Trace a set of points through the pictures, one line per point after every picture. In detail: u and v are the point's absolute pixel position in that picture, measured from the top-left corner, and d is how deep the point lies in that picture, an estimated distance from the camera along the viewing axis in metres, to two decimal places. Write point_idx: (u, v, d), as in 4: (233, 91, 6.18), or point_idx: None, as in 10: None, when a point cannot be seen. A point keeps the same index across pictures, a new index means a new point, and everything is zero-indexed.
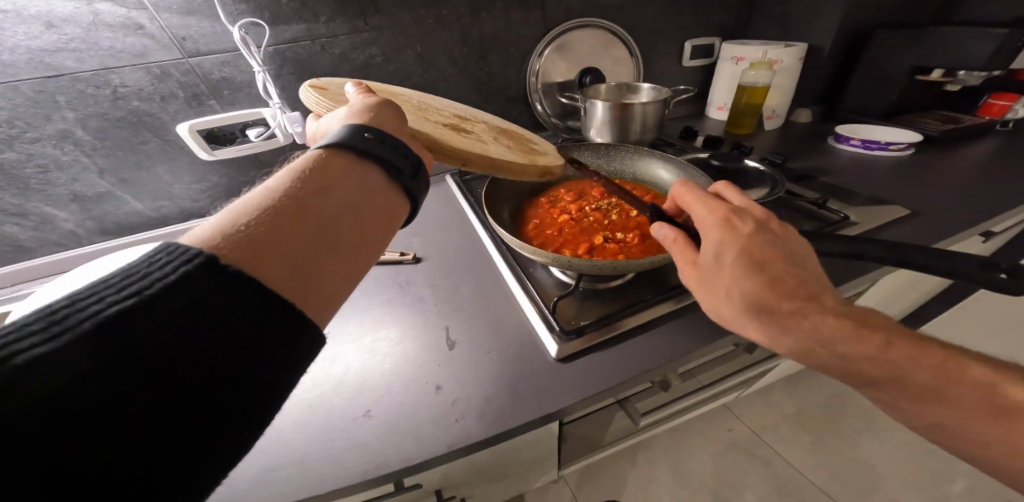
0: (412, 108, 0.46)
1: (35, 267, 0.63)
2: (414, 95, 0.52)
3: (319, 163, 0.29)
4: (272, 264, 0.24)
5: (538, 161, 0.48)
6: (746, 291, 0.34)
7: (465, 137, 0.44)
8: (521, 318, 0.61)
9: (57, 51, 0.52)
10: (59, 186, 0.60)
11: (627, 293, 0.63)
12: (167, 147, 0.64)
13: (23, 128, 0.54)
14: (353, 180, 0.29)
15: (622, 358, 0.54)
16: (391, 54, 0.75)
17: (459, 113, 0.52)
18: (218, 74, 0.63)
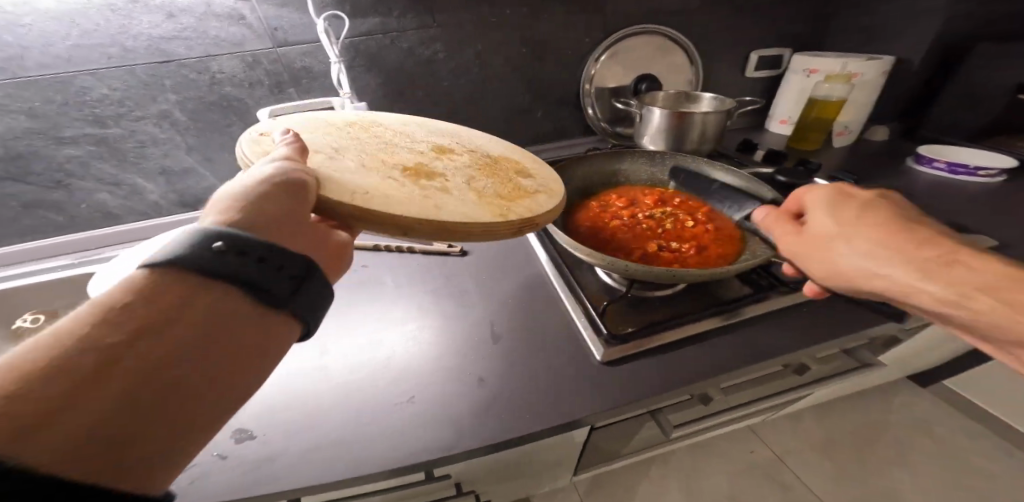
0: (374, 150, 0.44)
1: (117, 235, 0.68)
2: (398, 125, 0.52)
3: (148, 292, 0.23)
4: (50, 434, 0.17)
5: (513, 211, 0.41)
6: (872, 238, 0.36)
7: (420, 188, 0.40)
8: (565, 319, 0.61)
9: (172, 39, 0.57)
10: (152, 159, 0.65)
11: (675, 304, 0.62)
12: (248, 130, 0.68)
13: (130, 107, 0.59)
14: (200, 308, 0.24)
15: (672, 367, 0.53)
16: (454, 51, 0.77)
17: (431, 150, 0.48)
18: (299, 63, 0.67)
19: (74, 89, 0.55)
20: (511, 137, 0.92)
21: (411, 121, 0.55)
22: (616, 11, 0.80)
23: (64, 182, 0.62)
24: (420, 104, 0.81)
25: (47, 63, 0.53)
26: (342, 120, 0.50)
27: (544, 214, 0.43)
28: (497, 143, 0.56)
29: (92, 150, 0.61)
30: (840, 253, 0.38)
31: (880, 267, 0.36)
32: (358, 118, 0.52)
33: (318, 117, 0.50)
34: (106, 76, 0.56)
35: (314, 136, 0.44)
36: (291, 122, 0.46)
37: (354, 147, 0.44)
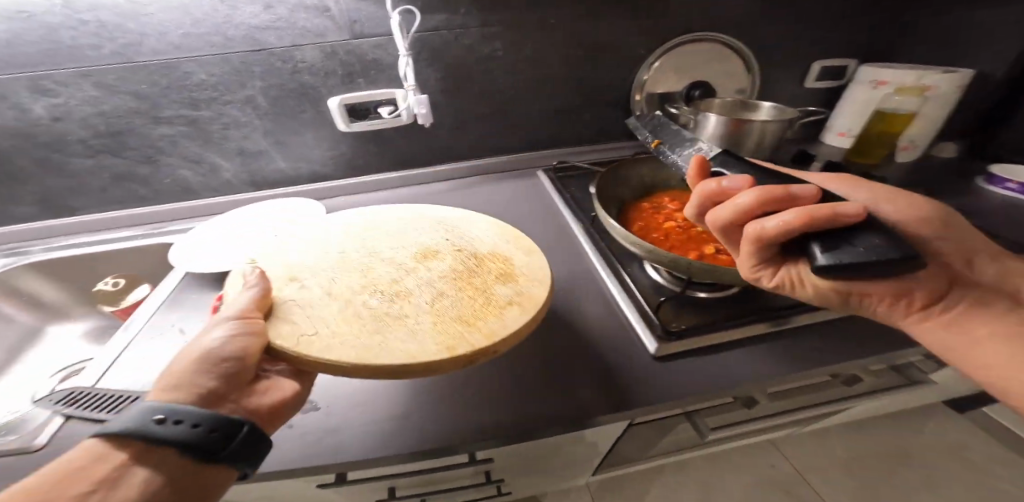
0: (359, 272, 0.53)
1: (196, 208, 0.77)
2: (401, 229, 0.63)
3: (102, 456, 0.30)
4: None
5: (463, 342, 0.43)
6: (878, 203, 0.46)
7: (376, 319, 0.46)
8: (614, 313, 0.60)
9: (267, 29, 0.63)
10: (233, 141, 0.73)
11: (728, 305, 0.60)
12: (318, 117, 0.75)
13: (221, 92, 0.67)
14: (139, 473, 0.30)
15: (727, 366, 0.52)
16: (513, 49, 0.79)
17: (411, 259, 0.56)
18: (371, 55, 0.71)
19: (178, 73, 0.63)
20: (558, 136, 0.93)
21: (401, 218, 0.66)
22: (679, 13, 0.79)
23: (155, 158, 0.70)
24: (474, 99, 0.83)
25: (159, 50, 0.60)
26: (349, 231, 0.62)
27: (499, 341, 0.44)
28: (487, 235, 0.62)
29: (183, 129, 0.69)
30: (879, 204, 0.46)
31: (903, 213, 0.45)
32: (360, 223, 0.64)
33: (332, 223, 0.63)
34: (205, 63, 0.63)
35: (315, 259, 0.55)
36: (303, 241, 0.58)
37: (343, 269, 0.53)
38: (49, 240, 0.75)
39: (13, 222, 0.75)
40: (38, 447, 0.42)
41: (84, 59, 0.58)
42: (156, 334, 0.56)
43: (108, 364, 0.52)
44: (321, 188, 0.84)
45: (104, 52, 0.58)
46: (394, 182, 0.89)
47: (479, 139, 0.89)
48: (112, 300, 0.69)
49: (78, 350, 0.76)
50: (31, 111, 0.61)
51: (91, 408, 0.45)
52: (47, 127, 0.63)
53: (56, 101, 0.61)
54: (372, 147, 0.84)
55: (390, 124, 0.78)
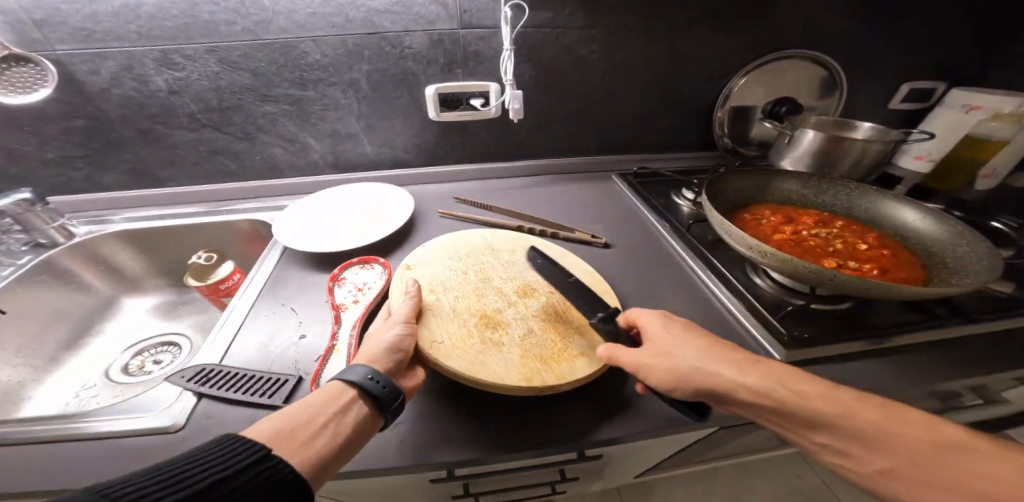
0: (472, 292, 0.56)
1: (285, 186, 0.81)
2: (508, 248, 0.65)
3: (337, 387, 0.40)
4: (291, 450, 0.34)
5: (543, 375, 0.46)
6: (692, 353, 0.42)
7: (481, 341, 0.49)
8: (731, 317, 0.59)
9: (385, 12, 0.66)
10: (327, 123, 0.76)
11: (851, 317, 0.57)
12: (412, 103, 0.78)
13: (330, 73, 0.70)
14: (357, 406, 0.39)
15: (859, 377, 0.50)
16: (609, 51, 0.77)
17: (515, 292, 0.56)
18: (473, 46, 0.73)
19: (296, 53, 0.67)
20: (637, 144, 0.91)
21: (518, 240, 0.66)
22: (787, 24, 0.77)
23: (252, 135, 0.74)
24: (563, 99, 0.82)
25: (284, 30, 0.64)
26: (470, 249, 0.63)
27: (566, 380, 0.46)
28: (585, 268, 0.62)
29: (286, 108, 0.73)
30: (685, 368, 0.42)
31: (712, 362, 0.41)
32: (481, 242, 0.65)
33: (463, 237, 0.66)
34: (321, 43, 0.67)
35: (431, 274, 0.58)
36: (419, 256, 0.61)
37: (456, 287, 0.56)
38: (137, 209, 0.76)
39: (95, 191, 0.75)
40: (181, 425, 0.41)
41: (216, 35, 0.63)
42: (269, 314, 0.55)
43: (231, 338, 0.51)
44: (398, 174, 0.87)
45: (235, 28, 0.62)
46: (468, 175, 0.89)
47: (558, 139, 0.88)
48: (201, 275, 0.69)
49: (152, 325, 0.75)
50: (152, 83, 0.65)
51: (222, 387, 0.44)
52: (162, 98, 0.67)
53: (179, 74, 0.65)
54: (453, 140, 0.85)
55: (477, 116, 0.80)
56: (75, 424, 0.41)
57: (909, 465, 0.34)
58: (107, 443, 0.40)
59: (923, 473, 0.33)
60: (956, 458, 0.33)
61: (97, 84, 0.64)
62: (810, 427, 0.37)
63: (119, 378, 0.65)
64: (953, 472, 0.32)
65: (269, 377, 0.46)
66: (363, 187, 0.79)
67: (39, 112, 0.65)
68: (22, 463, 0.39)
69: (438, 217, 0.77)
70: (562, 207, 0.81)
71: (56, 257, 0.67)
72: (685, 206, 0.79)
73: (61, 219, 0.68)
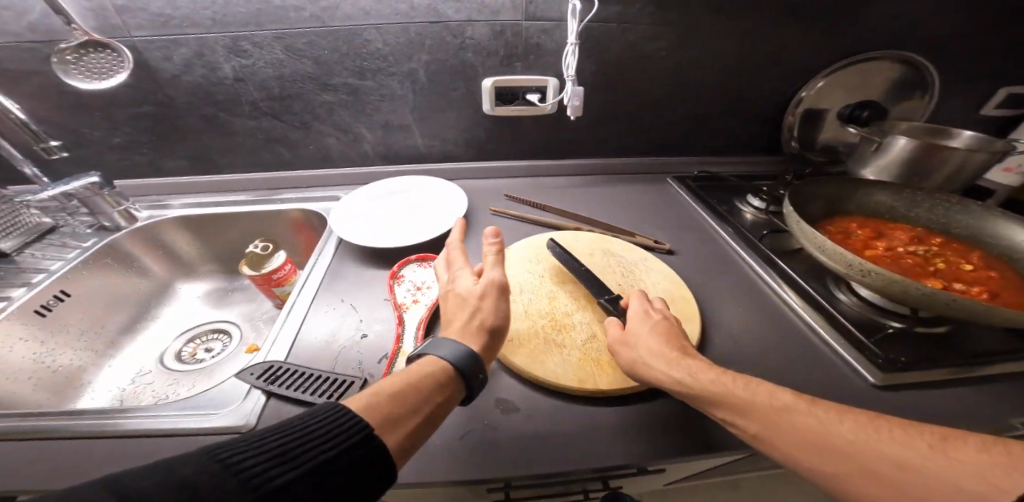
0: (544, 294, 0.55)
1: (338, 175, 0.83)
2: (581, 249, 0.63)
3: (435, 366, 0.39)
4: (393, 432, 0.34)
5: (598, 379, 0.45)
6: (653, 344, 0.44)
7: (544, 341, 0.49)
8: (812, 332, 0.54)
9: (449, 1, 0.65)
10: (382, 113, 0.77)
11: (955, 344, 0.52)
12: (467, 95, 0.76)
13: (390, 63, 0.71)
14: (451, 391, 0.38)
15: (966, 406, 0.46)
16: (679, 47, 0.71)
17: (585, 297, 0.55)
18: (535, 39, 0.70)
19: (358, 41, 0.68)
20: (697, 145, 0.86)
21: (600, 244, 0.63)
22: (881, 19, 0.70)
23: (308, 124, 0.76)
24: (624, 96, 0.77)
25: (349, 16, 0.65)
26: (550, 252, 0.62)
27: (620, 387, 0.45)
28: (660, 274, 0.58)
29: (343, 98, 0.74)
30: (639, 347, 0.44)
31: (666, 351, 0.43)
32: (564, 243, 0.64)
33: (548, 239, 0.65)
34: (384, 31, 0.67)
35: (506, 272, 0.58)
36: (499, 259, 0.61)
37: (526, 289, 0.56)
38: (196, 195, 0.79)
39: (159, 176, 0.78)
40: (254, 425, 0.41)
41: (284, 22, 0.64)
42: (328, 309, 0.54)
43: (294, 337, 0.51)
44: (446, 168, 0.85)
45: (303, 15, 0.64)
46: (517, 172, 0.86)
47: (614, 138, 0.83)
48: (256, 265, 0.69)
49: (204, 311, 0.75)
50: (220, 71, 0.67)
51: (290, 386, 0.43)
52: (228, 86, 0.69)
53: (246, 61, 0.67)
54: (504, 136, 0.82)
55: (533, 111, 0.77)
56: (145, 420, 0.41)
57: (768, 427, 0.36)
58: (181, 441, 0.39)
59: (780, 434, 0.35)
60: (805, 420, 0.35)
61: (169, 71, 0.66)
62: (705, 401, 0.39)
63: (173, 365, 0.66)
64: (805, 433, 0.34)
65: (334, 378, 0.45)
66: (414, 180, 0.77)
67: (112, 98, 0.67)
68: (98, 459, 0.38)
69: (490, 215, 0.74)
70: (617, 208, 0.77)
71: (118, 242, 0.68)
72: (748, 212, 0.73)
73: (125, 205, 0.69)
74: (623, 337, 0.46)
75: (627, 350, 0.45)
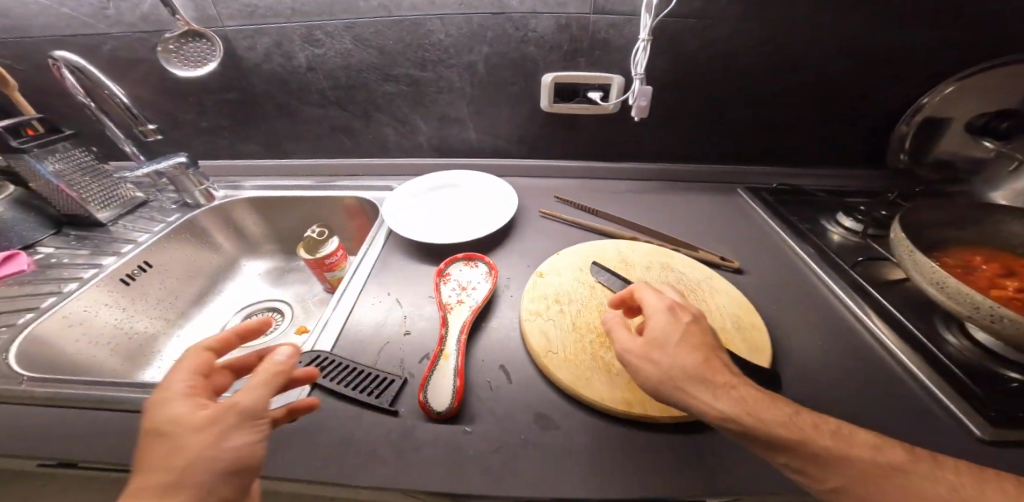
0: (593, 306, 0.52)
1: (393, 165, 0.84)
2: (638, 261, 0.58)
3: None
4: None
5: (647, 404, 0.41)
6: (686, 362, 0.37)
7: (591, 358, 0.46)
8: (910, 378, 0.46)
9: None
10: (439, 105, 0.77)
11: None
12: (526, 90, 0.73)
13: (450, 55, 0.70)
14: None
15: None
16: (768, 44, 0.63)
17: (639, 313, 0.50)
18: (603, 34, 0.65)
19: (422, 31, 0.67)
20: (776, 152, 0.77)
21: (657, 256, 0.58)
22: None
23: (369, 114, 0.78)
24: (698, 97, 0.70)
25: (414, 7, 0.65)
26: (603, 261, 0.58)
27: (672, 416, 0.40)
28: (727, 293, 0.52)
29: (404, 89, 0.74)
30: (669, 364, 0.37)
31: (697, 372, 0.36)
32: (618, 254, 0.59)
33: (603, 248, 0.60)
34: (448, 21, 0.66)
35: (556, 279, 0.56)
36: (550, 262, 0.59)
37: (576, 300, 0.53)
38: (264, 178, 0.84)
39: (234, 158, 0.84)
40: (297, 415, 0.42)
41: (353, 12, 0.65)
42: (374, 302, 0.55)
43: (341, 326, 0.51)
44: (498, 164, 0.84)
45: (372, 4, 0.64)
46: (570, 172, 0.83)
47: (681, 143, 0.77)
48: (311, 250, 0.72)
49: (263, 289, 0.80)
50: (295, 59, 0.70)
51: (333, 379, 0.44)
52: (301, 74, 0.72)
53: (319, 51, 0.69)
54: (561, 134, 0.79)
55: (594, 110, 0.73)
56: None
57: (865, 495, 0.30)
58: None
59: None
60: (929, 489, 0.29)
61: (252, 59, 0.70)
62: (763, 441, 0.33)
63: None
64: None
65: (374, 374, 0.45)
66: (466, 175, 0.77)
67: (201, 85, 0.72)
68: None
69: (540, 217, 0.72)
70: (678, 220, 0.71)
71: (197, 218, 0.74)
72: (835, 233, 0.64)
73: (205, 185, 0.74)
74: (645, 350, 0.38)
75: (651, 364, 0.38)
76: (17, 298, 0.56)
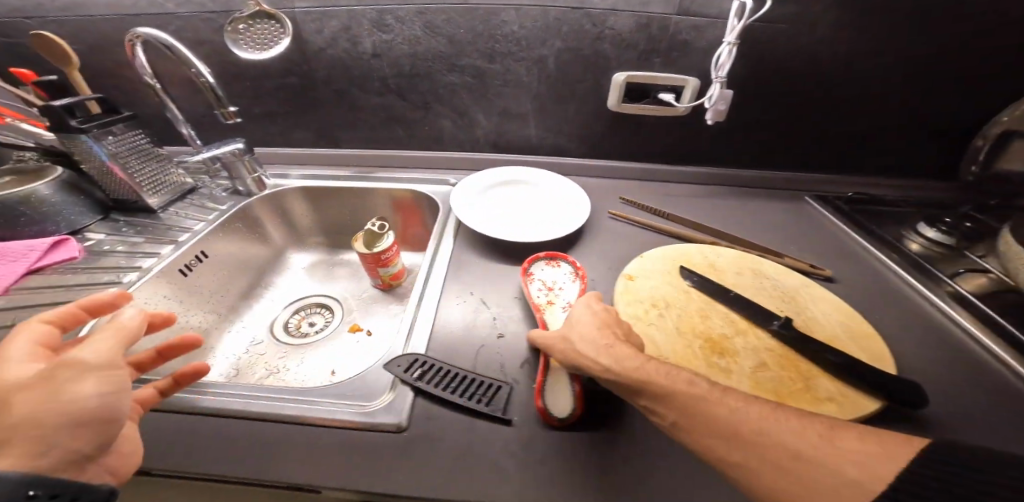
0: (694, 312, 0.49)
1: (448, 158, 0.81)
2: (728, 264, 0.57)
3: None
4: None
5: None
6: (595, 336, 0.39)
7: (706, 365, 0.43)
8: None
9: None
10: (502, 100, 0.73)
11: None
12: (594, 88, 0.71)
13: (521, 47, 0.67)
14: None
15: None
16: (851, 50, 0.62)
17: (743, 320, 0.48)
18: (682, 36, 0.62)
19: (495, 21, 0.64)
20: (843, 160, 0.76)
21: (746, 263, 0.56)
22: None
23: (429, 105, 0.75)
24: (772, 101, 0.69)
25: None
26: (691, 264, 0.57)
27: None
28: (828, 301, 0.51)
29: (468, 80, 0.71)
30: (586, 342, 0.39)
31: (609, 347, 0.37)
32: (704, 259, 0.57)
33: (687, 253, 0.58)
34: (523, 13, 0.63)
35: (648, 281, 0.54)
36: (636, 263, 0.57)
37: (675, 304, 0.50)
38: (315, 167, 0.80)
39: (289, 146, 0.81)
40: (407, 425, 0.39)
41: None
42: (459, 302, 0.52)
43: (430, 326, 0.49)
44: (557, 162, 0.81)
45: None
46: (630, 173, 0.81)
47: (748, 146, 0.76)
48: (372, 243, 0.68)
49: (311, 284, 0.76)
50: (361, 45, 0.67)
51: (436, 384, 0.42)
52: (365, 61, 0.69)
53: (386, 37, 0.66)
54: (626, 134, 0.77)
55: (663, 112, 0.70)
56: (298, 406, 0.40)
57: None
58: (337, 431, 0.39)
59: None
60: None
61: (317, 43, 0.67)
62: (630, 389, 0.34)
63: (281, 335, 0.68)
64: (775, 452, 0.27)
65: (478, 380, 0.43)
66: (530, 172, 0.74)
67: (261, 68, 0.69)
68: (261, 439, 0.38)
69: (609, 218, 0.69)
70: (749, 225, 0.70)
71: (250, 207, 0.71)
72: (916, 242, 0.64)
73: (258, 172, 0.71)
74: (561, 332, 0.41)
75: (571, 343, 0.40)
76: (73, 288, 0.51)
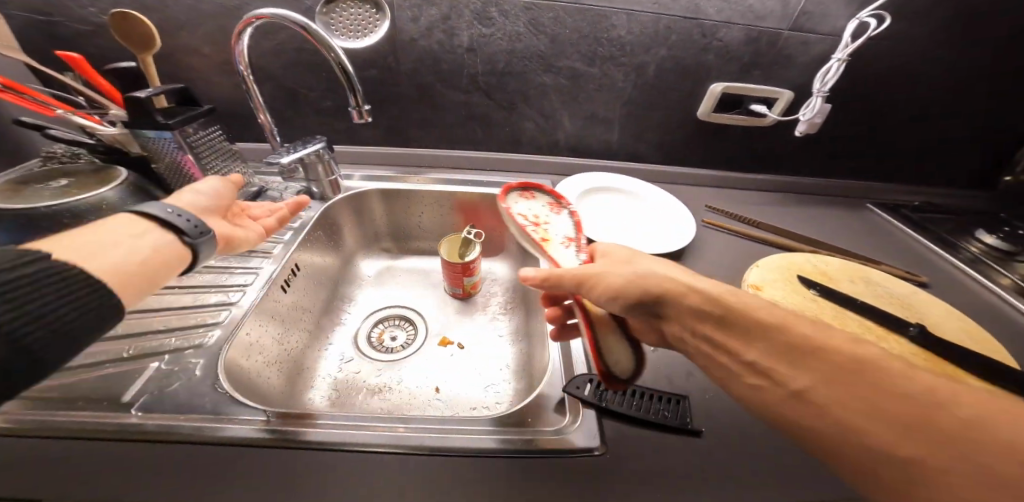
0: (833, 319, 0.51)
1: (525, 161, 0.78)
2: (841, 270, 0.59)
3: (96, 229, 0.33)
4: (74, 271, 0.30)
5: None
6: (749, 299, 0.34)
7: None
8: None
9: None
10: (592, 103, 0.72)
11: None
12: (687, 98, 0.70)
13: (624, 53, 0.65)
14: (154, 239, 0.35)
15: None
16: (931, 68, 0.67)
17: (879, 325, 0.51)
18: (788, 50, 0.64)
19: (604, 24, 0.62)
20: (896, 168, 0.82)
21: (854, 270, 0.60)
22: None
23: (516, 105, 0.71)
24: (851, 112, 0.72)
25: None
26: (809, 271, 0.59)
27: None
28: (938, 306, 0.55)
29: (562, 82, 0.69)
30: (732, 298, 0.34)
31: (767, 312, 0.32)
32: (816, 267, 0.60)
33: (797, 261, 0.60)
34: (635, 18, 0.61)
35: (779, 289, 0.55)
36: (755, 270, 0.58)
37: (813, 311, 0.52)
38: (385, 167, 0.75)
39: (356, 144, 0.75)
40: (605, 448, 0.37)
41: None
42: None
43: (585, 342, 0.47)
44: (634, 169, 0.80)
45: None
46: (706, 182, 0.81)
47: (818, 155, 0.79)
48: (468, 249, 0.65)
49: (388, 295, 0.71)
50: (458, 38, 0.63)
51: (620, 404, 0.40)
52: (457, 55, 0.64)
53: (486, 31, 0.62)
54: (707, 142, 0.77)
55: (749, 122, 0.72)
56: (487, 437, 0.37)
57: None
58: (535, 461, 0.36)
59: None
60: None
61: (410, 33, 0.62)
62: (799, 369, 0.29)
63: (367, 351, 0.61)
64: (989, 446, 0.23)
65: (655, 395, 0.42)
66: (618, 179, 0.74)
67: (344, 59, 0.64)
68: (458, 475, 0.35)
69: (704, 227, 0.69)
70: (829, 232, 0.72)
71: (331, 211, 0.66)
72: (975, 247, 0.69)
73: (335, 174, 0.65)
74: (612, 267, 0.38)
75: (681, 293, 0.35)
76: (174, 315, 0.46)
